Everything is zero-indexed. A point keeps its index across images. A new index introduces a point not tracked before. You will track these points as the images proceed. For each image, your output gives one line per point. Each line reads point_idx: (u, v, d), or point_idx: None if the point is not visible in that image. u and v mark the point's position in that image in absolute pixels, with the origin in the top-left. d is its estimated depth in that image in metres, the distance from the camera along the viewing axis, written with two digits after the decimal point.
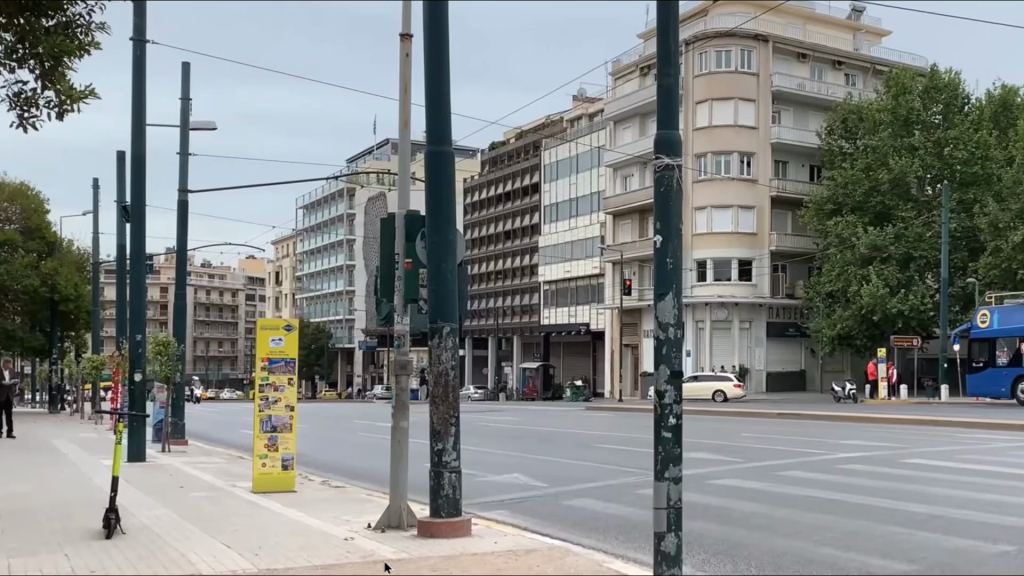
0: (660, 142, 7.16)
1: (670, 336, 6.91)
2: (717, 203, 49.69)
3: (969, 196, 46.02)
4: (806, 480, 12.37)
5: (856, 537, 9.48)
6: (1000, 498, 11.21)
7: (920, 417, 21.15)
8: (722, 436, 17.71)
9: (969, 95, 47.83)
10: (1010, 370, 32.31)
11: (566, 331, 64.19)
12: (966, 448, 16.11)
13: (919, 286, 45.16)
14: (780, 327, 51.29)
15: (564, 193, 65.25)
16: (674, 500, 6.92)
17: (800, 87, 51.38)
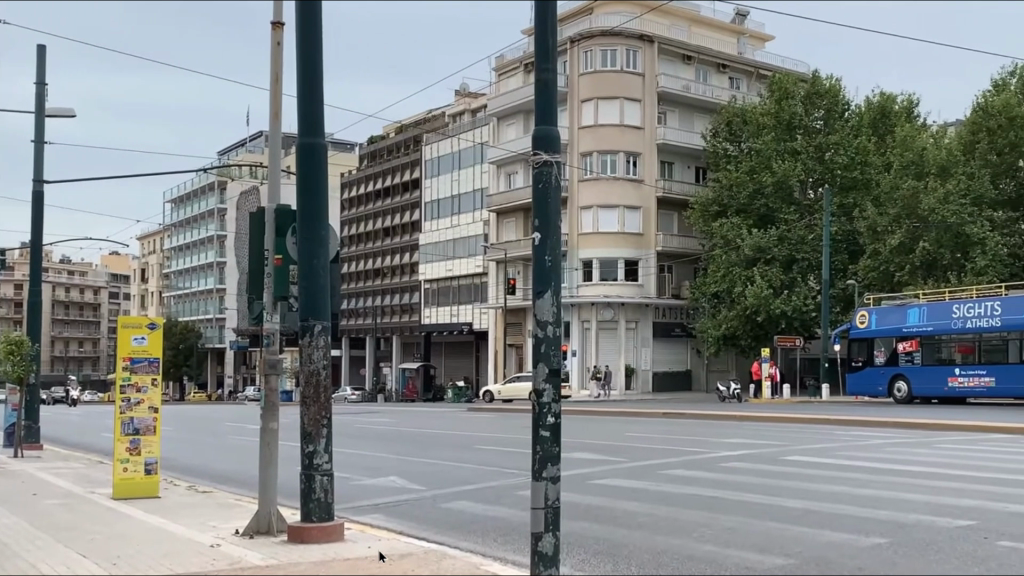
0: (539, 139, 7.21)
1: (549, 334, 6.93)
2: (604, 202, 49.92)
3: (849, 200, 47.26)
4: (688, 478, 12.35)
5: (735, 534, 9.52)
6: (876, 494, 11.40)
7: (796, 417, 21.49)
8: (605, 436, 17.68)
9: (848, 101, 49.04)
10: (886, 369, 33.17)
11: (447, 331, 64.11)
12: (844, 444, 16.38)
13: (801, 287, 46.14)
14: (666, 327, 52.02)
15: (445, 190, 65.04)
16: (552, 500, 6.93)
17: (685, 89, 52.10)
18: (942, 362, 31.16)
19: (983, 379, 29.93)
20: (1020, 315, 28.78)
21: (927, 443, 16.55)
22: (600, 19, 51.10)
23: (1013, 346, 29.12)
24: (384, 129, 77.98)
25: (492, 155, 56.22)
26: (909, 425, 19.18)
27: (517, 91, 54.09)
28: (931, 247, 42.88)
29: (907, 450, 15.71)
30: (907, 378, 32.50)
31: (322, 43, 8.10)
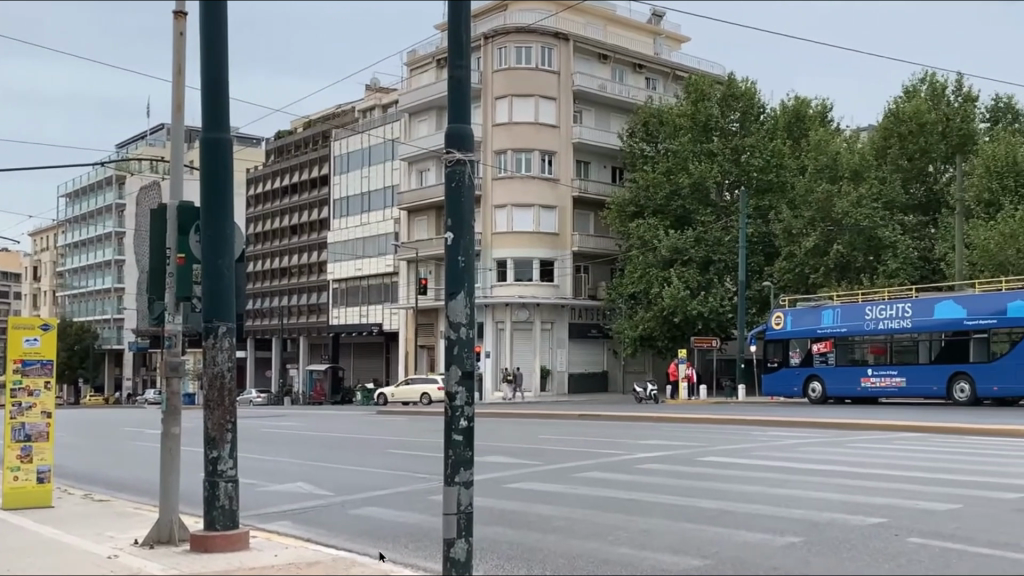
0: (452, 137, 7.12)
1: (462, 336, 6.84)
2: (518, 201, 49.72)
3: (765, 203, 48.02)
4: (602, 480, 12.26)
5: (651, 536, 9.44)
6: (791, 493, 11.43)
7: (710, 418, 21.60)
8: (520, 439, 17.53)
9: (763, 104, 49.77)
10: (801, 370, 33.59)
11: (356, 332, 63.65)
12: (757, 444, 16.48)
13: (719, 288, 46.70)
14: (582, 328, 52.22)
15: (354, 187, 64.64)
16: (465, 506, 6.85)
17: (601, 88, 52.35)
18: (855, 362, 31.69)
19: (894, 380, 30.49)
20: (931, 316, 29.36)
21: (839, 442, 16.73)
22: (514, 16, 51.08)
23: (924, 346, 29.69)
24: (292, 124, 76.93)
25: (404, 152, 55.94)
26: (822, 424, 19.42)
27: (428, 88, 53.85)
28: (845, 250, 43.76)
29: (820, 450, 15.86)
30: (822, 379, 32.97)
31: (227, 34, 7.83)
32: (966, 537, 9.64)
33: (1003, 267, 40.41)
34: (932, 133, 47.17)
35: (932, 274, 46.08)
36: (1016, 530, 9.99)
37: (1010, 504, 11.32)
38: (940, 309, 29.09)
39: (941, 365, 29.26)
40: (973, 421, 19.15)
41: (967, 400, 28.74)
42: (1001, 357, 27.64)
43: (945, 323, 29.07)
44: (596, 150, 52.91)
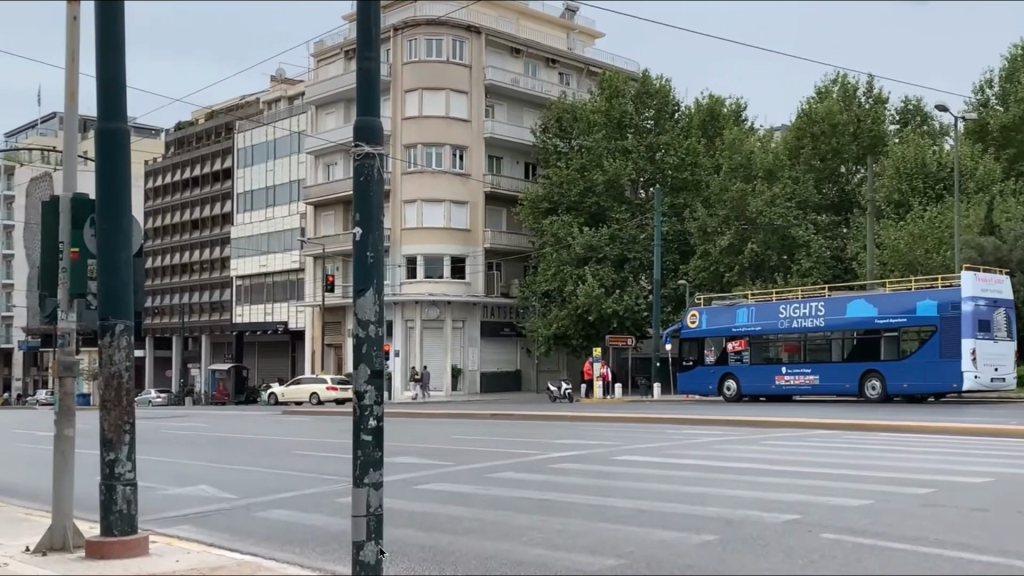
0: (361, 129, 7.04)
1: (371, 333, 6.76)
2: (428, 196, 49.41)
3: (680, 201, 48.53)
4: (516, 480, 12.11)
5: (566, 536, 9.33)
6: (704, 490, 11.42)
7: (624, 416, 21.61)
8: (432, 439, 17.32)
9: (678, 102, 50.29)
10: (716, 368, 33.87)
11: (261, 330, 62.94)
12: (672, 442, 16.49)
13: (633, 287, 46.93)
14: (494, 326, 52.05)
15: (259, 180, 63.97)
16: (375, 507, 6.80)
17: (514, 83, 52.34)
18: (769, 360, 32.09)
19: (807, 377, 30.91)
20: (842, 315, 30.01)
21: (752, 439, 16.83)
22: (425, 7, 50.64)
23: (836, 345, 30.19)
24: (193, 115, 75.49)
25: (311, 145, 55.41)
26: (738, 422, 19.57)
27: (335, 80, 53.35)
28: (760, 249, 44.45)
29: (735, 448, 15.92)
30: (736, 377, 33.30)
31: (122, 21, 7.54)
32: (877, 533, 9.72)
33: (912, 267, 41.26)
34: (843, 134, 48.59)
35: (845, 274, 47.19)
36: (926, 525, 10.12)
37: (920, 500, 11.45)
38: (851, 308, 29.78)
39: (852, 363, 29.78)
40: (883, 418, 19.42)
41: (878, 398, 29.20)
42: (911, 355, 28.17)
43: (856, 322, 29.65)
44: (510, 145, 53.12)
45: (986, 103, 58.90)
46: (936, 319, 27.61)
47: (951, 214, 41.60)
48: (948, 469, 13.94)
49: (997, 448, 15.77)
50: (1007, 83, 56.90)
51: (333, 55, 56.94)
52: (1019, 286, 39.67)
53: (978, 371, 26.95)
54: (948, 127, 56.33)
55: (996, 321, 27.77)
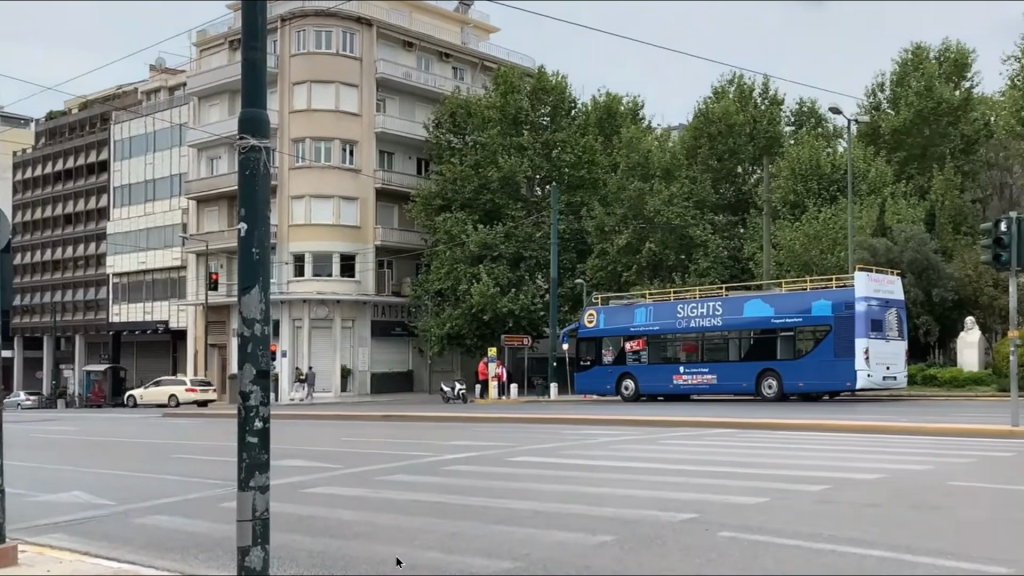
0: (246, 122, 6.93)
1: (257, 332, 6.66)
2: (316, 191, 48.61)
3: (576, 199, 48.79)
4: (408, 483, 11.87)
5: (459, 539, 9.15)
6: (599, 490, 11.35)
7: (519, 418, 21.51)
8: (323, 442, 16.98)
9: (573, 100, 50.69)
10: (614, 368, 33.91)
11: (140, 330, 61.50)
12: (568, 443, 16.42)
13: (529, 286, 46.84)
14: (385, 326, 51.51)
15: (136, 173, 62.52)
16: (262, 511, 6.70)
17: (406, 76, 52.03)
18: (668, 360, 32.31)
19: (705, 376, 31.24)
20: (739, 315, 30.42)
21: (649, 439, 16.86)
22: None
23: (733, 345, 30.58)
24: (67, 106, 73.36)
25: (193, 137, 54.34)
26: (635, 421, 19.65)
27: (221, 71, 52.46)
28: (658, 248, 44.96)
29: (631, 447, 15.92)
30: (634, 377, 33.42)
31: None
32: (772, 529, 9.76)
33: (808, 267, 41.98)
34: (739, 135, 50.22)
35: (741, 274, 47.99)
36: (820, 522, 10.22)
37: (814, 496, 11.56)
38: (748, 308, 30.20)
39: (749, 362, 30.19)
40: (776, 416, 19.65)
41: (775, 396, 29.70)
42: (806, 355, 28.72)
43: (753, 321, 30.08)
44: (402, 141, 52.62)
45: (879, 105, 60.34)
46: (831, 319, 28.20)
47: (844, 216, 42.59)
48: (841, 466, 14.13)
49: (890, 445, 16.05)
50: (897, 87, 58.35)
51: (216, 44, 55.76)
52: (908, 288, 40.71)
53: (870, 370, 27.69)
54: (840, 128, 57.63)
55: (888, 320, 28.49)
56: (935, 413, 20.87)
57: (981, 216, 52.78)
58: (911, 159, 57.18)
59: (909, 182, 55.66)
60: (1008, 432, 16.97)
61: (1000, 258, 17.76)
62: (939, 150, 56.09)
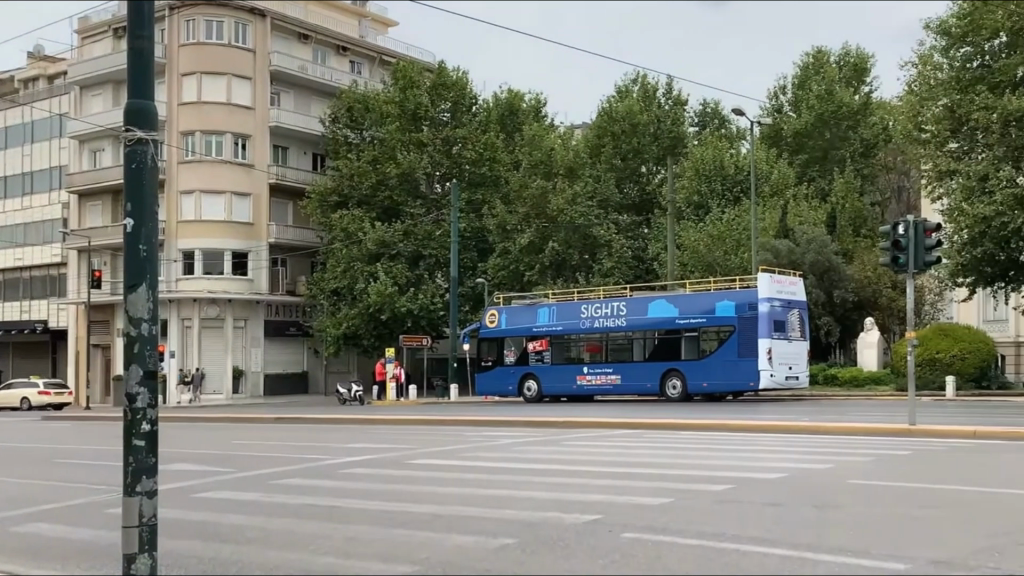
0: (132, 114, 6.71)
1: (144, 332, 6.51)
2: (207, 185, 47.43)
3: (477, 197, 48.75)
4: (304, 486, 11.59)
5: (358, 544, 8.94)
6: (500, 493, 11.21)
7: (416, 419, 21.27)
8: (214, 445, 16.54)
9: (475, 96, 50.78)
10: (517, 369, 33.80)
11: (18, 330, 59.64)
12: (468, 445, 16.28)
13: (428, 285, 46.54)
14: (279, 325, 50.29)
15: (12, 166, 60.41)
16: (148, 516, 6.58)
17: (301, 70, 50.94)
18: (571, 360, 32.36)
19: (609, 377, 31.35)
20: (644, 315, 30.61)
21: (550, 440, 16.79)
22: None
23: (638, 345, 30.75)
24: None
25: (75, 129, 52.92)
26: (537, 422, 19.58)
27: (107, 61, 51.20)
28: (561, 247, 45.35)
29: (531, 449, 15.83)
30: (537, 378, 33.38)
31: None
32: (675, 530, 9.73)
33: (711, 268, 42.33)
34: (644, 135, 52.66)
35: (646, 274, 48.57)
36: (722, 521, 10.23)
37: (716, 496, 11.60)
38: (653, 309, 30.41)
39: (654, 362, 30.38)
40: (676, 417, 19.75)
41: (679, 397, 29.94)
42: (710, 355, 29.00)
43: (658, 322, 30.28)
44: (296, 135, 51.79)
45: (781, 108, 61.39)
46: (734, 319, 28.55)
47: (748, 217, 43.37)
48: (741, 465, 14.22)
49: (790, 445, 16.21)
50: (798, 90, 59.45)
51: (100, 32, 53.97)
52: (812, 289, 41.48)
53: (773, 370, 28.14)
54: (743, 131, 58.42)
55: (790, 321, 28.98)
56: (834, 413, 21.20)
57: (875, 217, 54.11)
58: (812, 162, 58.32)
59: (811, 185, 56.72)
60: (905, 431, 17.28)
61: (898, 261, 18.12)
62: (840, 154, 57.37)
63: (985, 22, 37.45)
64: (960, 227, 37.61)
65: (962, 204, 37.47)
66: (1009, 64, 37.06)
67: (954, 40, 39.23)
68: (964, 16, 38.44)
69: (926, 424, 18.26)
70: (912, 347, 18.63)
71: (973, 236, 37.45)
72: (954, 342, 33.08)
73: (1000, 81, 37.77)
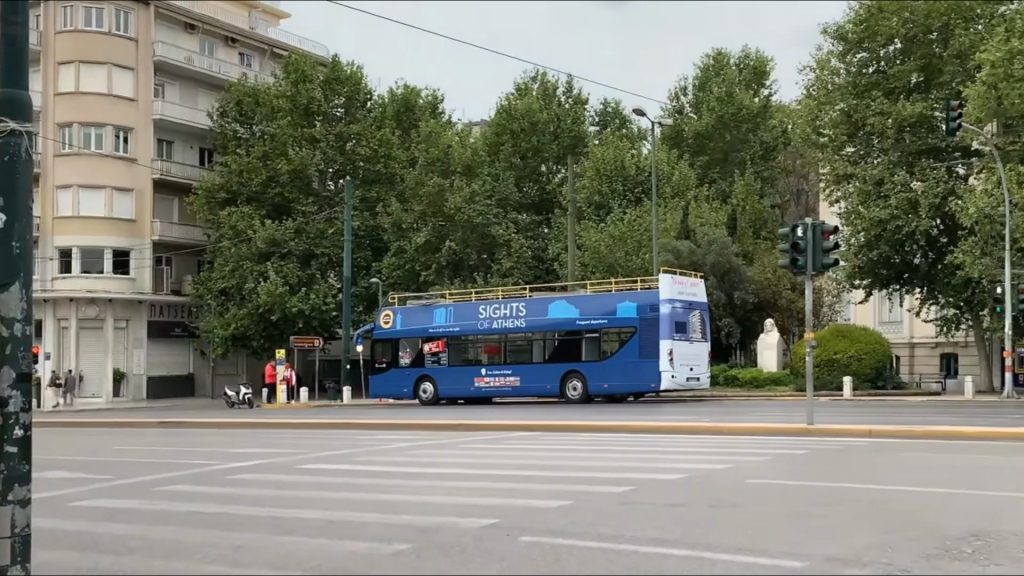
0: (4, 102, 6.35)
1: (16, 332, 6.17)
2: (86, 181, 46.05)
3: (372, 195, 48.75)
4: (188, 493, 11.21)
5: (247, 552, 8.63)
6: (394, 498, 10.99)
7: (305, 423, 20.84)
8: (93, 452, 15.90)
9: (370, 91, 50.40)
10: (412, 370, 33.25)
11: None
12: (360, 449, 15.97)
13: (320, 285, 46.06)
14: (163, 326, 49.19)
15: None
16: (20, 526, 6.24)
17: (188, 61, 50.05)
18: (468, 362, 32.00)
19: (508, 379, 31.16)
20: (543, 316, 30.56)
21: (446, 443, 16.58)
22: None
23: (537, 346, 30.70)
24: None
25: None
26: (433, 426, 19.33)
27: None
28: (458, 246, 45.39)
29: (425, 452, 15.61)
30: (434, 379, 32.80)
31: None
32: (572, 533, 9.63)
33: (612, 269, 42.76)
34: (543, 133, 52.88)
35: (546, 274, 48.83)
36: (619, 523, 10.15)
37: (613, 498, 11.54)
38: (553, 309, 30.39)
39: (553, 364, 30.40)
40: (573, 419, 19.70)
41: (578, 398, 30.02)
42: (611, 356, 29.22)
43: (557, 322, 30.29)
44: (183, 129, 50.56)
45: (681, 109, 62.10)
46: (635, 320, 28.81)
47: (649, 218, 43.63)
48: (639, 467, 14.20)
49: (687, 446, 16.28)
50: (700, 92, 60.17)
51: None
52: (713, 290, 41.88)
53: (674, 371, 28.57)
54: (643, 131, 58.67)
55: (691, 322, 29.40)
56: (732, 414, 21.39)
57: (775, 220, 54.97)
58: (713, 164, 59.10)
59: (712, 186, 57.36)
60: (801, 431, 17.49)
61: (797, 262, 18.33)
62: (739, 156, 58.27)
63: (879, 29, 38.31)
64: (856, 231, 38.83)
65: (858, 208, 38.70)
66: (902, 71, 38.35)
67: (850, 46, 39.67)
68: (860, 23, 38.89)
69: (824, 425, 18.51)
70: (809, 348, 18.86)
71: (869, 240, 38.75)
72: (851, 343, 33.81)
73: (894, 87, 39.06)
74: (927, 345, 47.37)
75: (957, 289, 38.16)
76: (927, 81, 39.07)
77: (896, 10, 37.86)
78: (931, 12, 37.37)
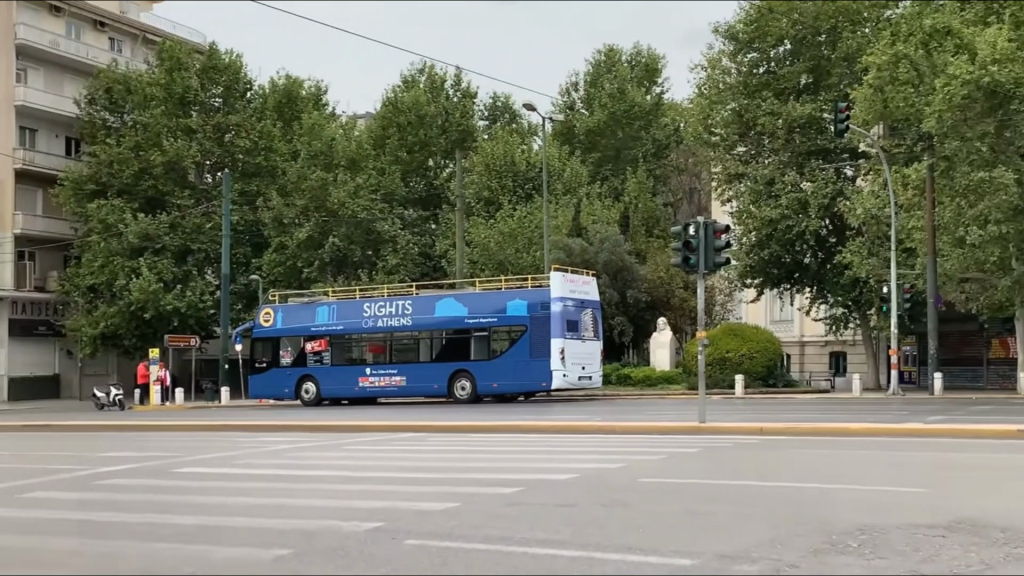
0: None
1: None
2: None
3: (252, 187, 48.27)
4: (54, 501, 10.68)
5: (118, 560, 8.23)
6: (276, 502, 10.66)
7: (181, 425, 20.23)
8: None
9: (250, 81, 49.52)
10: (293, 370, 32.67)
11: None
12: (241, 451, 15.54)
13: (196, 282, 45.20)
14: (28, 325, 47.50)
15: None
16: None
17: (52, 45, 47.77)
18: (353, 361, 31.59)
19: (393, 379, 30.85)
20: (430, 315, 30.27)
21: (330, 446, 16.23)
22: None
23: (424, 345, 30.43)
24: None
25: None
26: (317, 427, 18.93)
27: None
28: (342, 243, 44.99)
29: (309, 454, 15.24)
30: (316, 379, 32.34)
31: None
32: (459, 535, 9.43)
33: (502, 267, 42.95)
34: (430, 127, 52.89)
35: (433, 271, 49.02)
36: (508, 524, 9.98)
37: (502, 499, 11.40)
38: (440, 308, 30.15)
39: (441, 364, 30.17)
40: (462, 420, 19.51)
41: (467, 398, 29.89)
42: (500, 355, 29.20)
43: (446, 321, 30.04)
44: (46, 116, 48.48)
45: (572, 104, 62.46)
46: (526, 319, 28.84)
47: (540, 215, 43.52)
48: (529, 467, 14.09)
49: (577, 446, 16.22)
50: (591, 88, 60.55)
51: None
52: (605, 289, 42.19)
53: (565, 370, 28.64)
54: (535, 127, 58.65)
55: (583, 320, 29.49)
56: (622, 412, 21.47)
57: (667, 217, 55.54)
58: (605, 161, 59.60)
59: (605, 183, 57.67)
60: (692, 429, 17.58)
61: (689, 261, 18.41)
62: (631, 154, 58.94)
63: (770, 30, 38.89)
64: (748, 230, 39.41)
65: (750, 208, 39.16)
66: (793, 72, 39.17)
67: (740, 46, 40.19)
68: (750, 23, 39.38)
69: (713, 423, 18.65)
70: (700, 347, 18.98)
71: (761, 239, 39.34)
72: (743, 343, 34.32)
73: (785, 87, 39.72)
74: (817, 343, 48.55)
75: (846, 288, 39.04)
76: (816, 82, 40.11)
77: (785, 12, 38.60)
78: (820, 15, 38.16)
